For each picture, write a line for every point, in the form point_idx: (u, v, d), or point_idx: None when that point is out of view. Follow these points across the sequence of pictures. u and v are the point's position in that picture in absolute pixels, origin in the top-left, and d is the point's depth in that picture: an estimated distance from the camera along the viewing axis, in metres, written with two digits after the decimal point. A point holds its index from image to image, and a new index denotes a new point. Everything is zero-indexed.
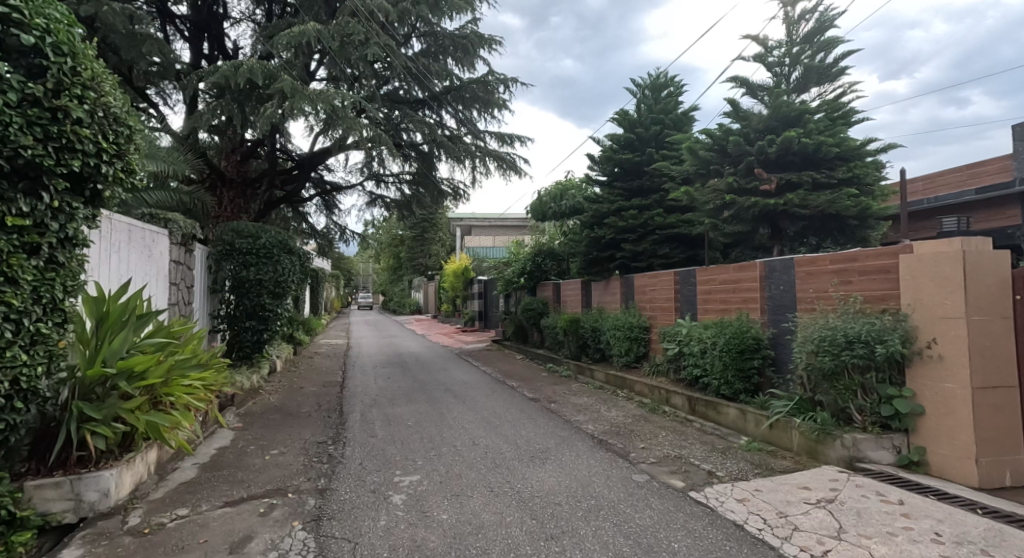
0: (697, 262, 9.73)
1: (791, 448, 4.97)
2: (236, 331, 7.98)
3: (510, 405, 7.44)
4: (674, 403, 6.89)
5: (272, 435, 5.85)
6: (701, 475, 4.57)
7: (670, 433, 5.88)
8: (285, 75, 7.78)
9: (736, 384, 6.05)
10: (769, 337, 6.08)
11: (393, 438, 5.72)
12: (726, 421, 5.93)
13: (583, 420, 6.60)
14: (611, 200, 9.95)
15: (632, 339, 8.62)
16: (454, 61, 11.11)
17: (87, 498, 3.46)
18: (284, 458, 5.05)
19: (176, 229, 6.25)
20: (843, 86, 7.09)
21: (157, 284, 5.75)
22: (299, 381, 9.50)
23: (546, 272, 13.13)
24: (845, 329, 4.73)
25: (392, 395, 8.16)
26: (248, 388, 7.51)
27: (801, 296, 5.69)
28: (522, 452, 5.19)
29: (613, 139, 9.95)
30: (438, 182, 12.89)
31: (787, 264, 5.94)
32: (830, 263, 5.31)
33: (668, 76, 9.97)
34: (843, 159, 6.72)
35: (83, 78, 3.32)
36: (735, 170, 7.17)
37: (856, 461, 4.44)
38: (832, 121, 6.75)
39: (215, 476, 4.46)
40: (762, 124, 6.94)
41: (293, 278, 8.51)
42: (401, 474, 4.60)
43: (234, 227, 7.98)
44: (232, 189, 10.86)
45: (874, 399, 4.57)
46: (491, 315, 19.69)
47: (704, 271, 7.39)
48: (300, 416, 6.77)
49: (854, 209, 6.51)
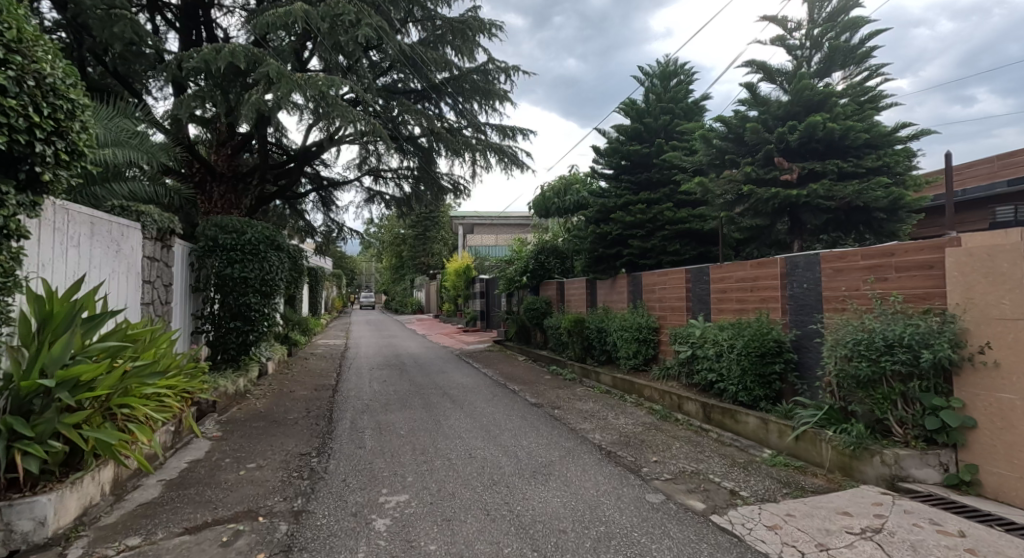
0: (709, 259, 9.22)
1: (821, 464, 4.47)
2: (221, 332, 7.52)
3: (511, 412, 6.96)
4: (687, 410, 6.39)
5: (252, 446, 5.37)
6: (723, 495, 4.09)
7: (685, 445, 5.40)
8: (271, 60, 7.27)
9: (756, 390, 5.58)
10: (792, 340, 5.59)
11: (382, 450, 5.24)
12: (745, 432, 5.44)
13: (589, 428, 6.11)
14: (618, 195, 9.46)
15: (641, 340, 8.13)
16: (454, 50, 10.54)
17: (18, 528, 3.03)
18: (260, 473, 4.59)
19: (150, 223, 5.76)
20: (869, 69, 6.57)
21: (125, 281, 5.29)
22: (290, 384, 9.03)
23: (550, 270, 12.63)
24: (884, 330, 4.23)
25: (386, 400, 7.69)
26: (232, 393, 7.06)
27: (827, 294, 5.20)
28: (524, 467, 4.72)
29: (620, 130, 9.44)
30: (438, 177, 12.43)
31: (812, 261, 5.45)
32: (862, 258, 4.82)
33: (678, 63, 9.46)
34: (871, 147, 6.20)
35: (7, 39, 2.88)
36: (752, 159, 6.67)
37: (897, 480, 3.95)
38: (859, 105, 6.23)
39: (179, 495, 4.00)
40: (782, 109, 6.45)
41: (281, 277, 8.07)
42: (388, 493, 4.13)
43: (218, 222, 7.49)
44: (222, 184, 10.35)
45: (917, 410, 4.09)
46: (493, 314, 19.19)
47: (718, 268, 6.89)
48: (285, 424, 6.31)
49: (885, 200, 5.98)
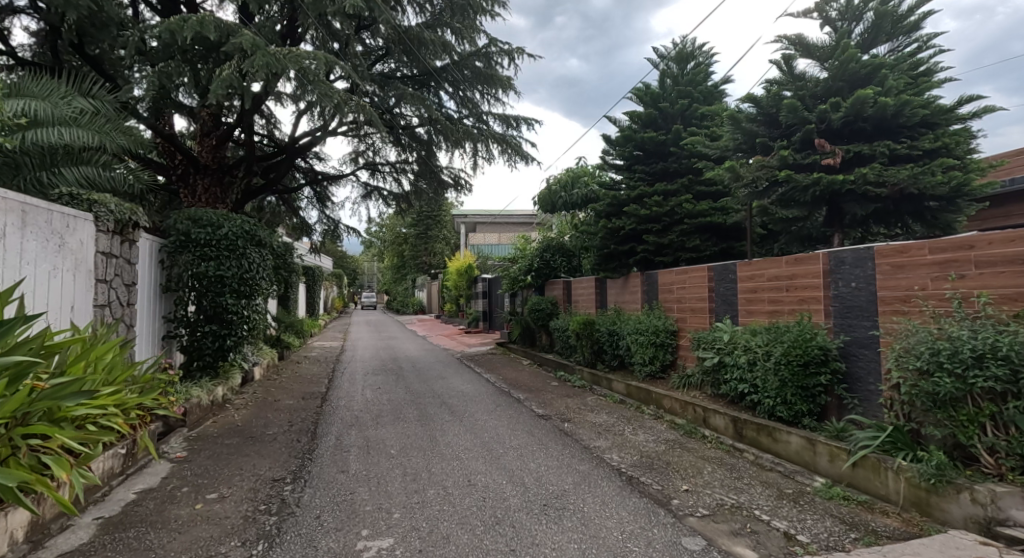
0: (731, 256, 8.48)
1: (891, 499, 3.73)
2: (195, 337, 6.76)
3: (516, 425, 6.23)
4: (713, 425, 5.64)
5: (217, 470, 4.65)
6: (777, 540, 3.38)
7: (718, 469, 4.66)
8: (246, 31, 6.56)
9: (798, 405, 4.86)
10: (839, 347, 4.86)
11: (367, 475, 4.52)
12: (787, 453, 4.67)
13: (604, 446, 5.40)
14: (632, 186, 8.71)
15: (658, 345, 7.40)
16: (454, 32, 9.78)
17: None
18: (221, 507, 3.87)
19: (104, 214, 5.04)
20: (920, 41, 5.77)
21: (70, 280, 4.63)
22: (275, 392, 8.30)
23: (556, 269, 11.90)
24: (971, 339, 3.50)
25: (379, 411, 6.96)
26: (205, 404, 6.34)
27: (884, 295, 4.47)
28: (532, 499, 4.00)
29: (633, 116, 8.70)
30: (438, 171, 11.69)
31: (862, 256, 4.74)
32: (931, 253, 4.11)
33: (695, 44, 8.63)
34: (926, 126, 5.44)
35: None
36: (788, 142, 5.93)
37: (994, 525, 3.21)
38: (912, 78, 5.47)
39: (114, 541, 3.29)
40: (820, 88, 5.75)
41: (262, 275, 7.38)
42: (368, 537, 3.44)
43: (191, 214, 6.74)
44: (205, 176, 9.61)
45: (1012, 436, 3.35)
46: (495, 315, 18.44)
47: (747, 265, 6.16)
48: (262, 440, 5.60)
49: (945, 186, 5.22)
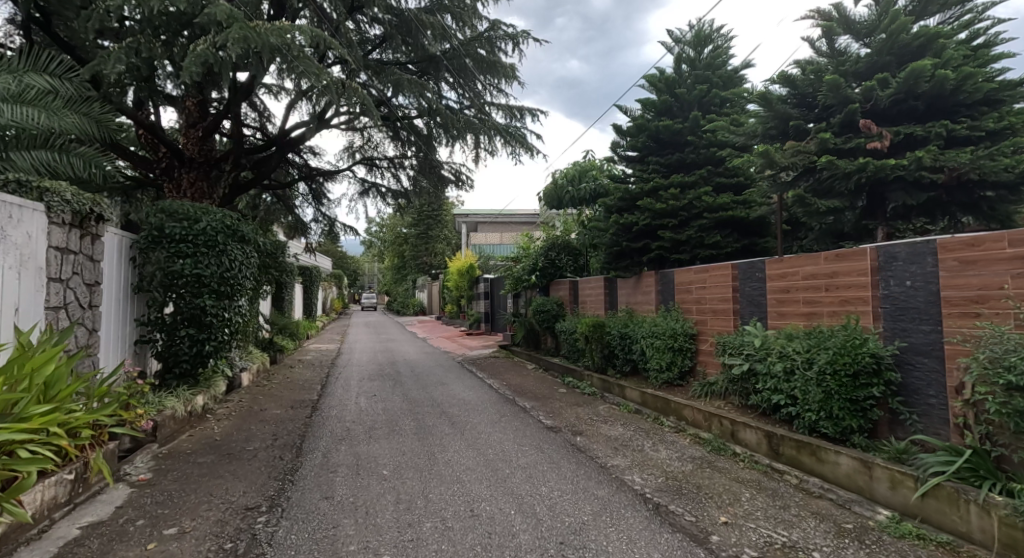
0: (753, 254, 7.89)
1: (979, 540, 3.14)
2: (170, 342, 6.14)
3: (523, 439, 5.62)
4: (744, 440, 5.00)
5: (183, 497, 4.03)
6: None
7: (759, 496, 4.03)
8: (223, 3, 5.97)
9: (846, 421, 4.23)
10: (894, 354, 4.26)
11: (354, 503, 3.93)
12: (836, 477, 4.04)
13: (623, 464, 4.80)
14: (645, 179, 8.10)
15: (675, 350, 6.78)
16: (453, 16, 9.16)
17: None
18: (178, 547, 3.27)
19: (56, 203, 4.43)
20: (975, 12, 5.11)
21: (13, 279, 4.03)
22: (262, 400, 7.66)
23: (562, 268, 11.30)
24: None
25: (372, 422, 6.35)
26: (181, 416, 5.73)
27: (950, 295, 3.89)
28: (545, 535, 3.41)
29: (646, 104, 8.10)
30: (437, 166, 11.06)
31: (920, 250, 4.16)
32: (1011, 245, 3.53)
33: (712, 26, 8.01)
34: (987, 104, 4.86)
35: None
36: (827, 125, 5.34)
37: None
38: (971, 50, 4.87)
39: None
40: (863, 64, 5.17)
41: (246, 274, 6.76)
42: None
43: (166, 207, 6.14)
44: (190, 170, 8.89)
45: None
46: (496, 317, 18.07)
47: (779, 262, 5.53)
48: (239, 458, 5.00)
49: (1010, 172, 4.64)
